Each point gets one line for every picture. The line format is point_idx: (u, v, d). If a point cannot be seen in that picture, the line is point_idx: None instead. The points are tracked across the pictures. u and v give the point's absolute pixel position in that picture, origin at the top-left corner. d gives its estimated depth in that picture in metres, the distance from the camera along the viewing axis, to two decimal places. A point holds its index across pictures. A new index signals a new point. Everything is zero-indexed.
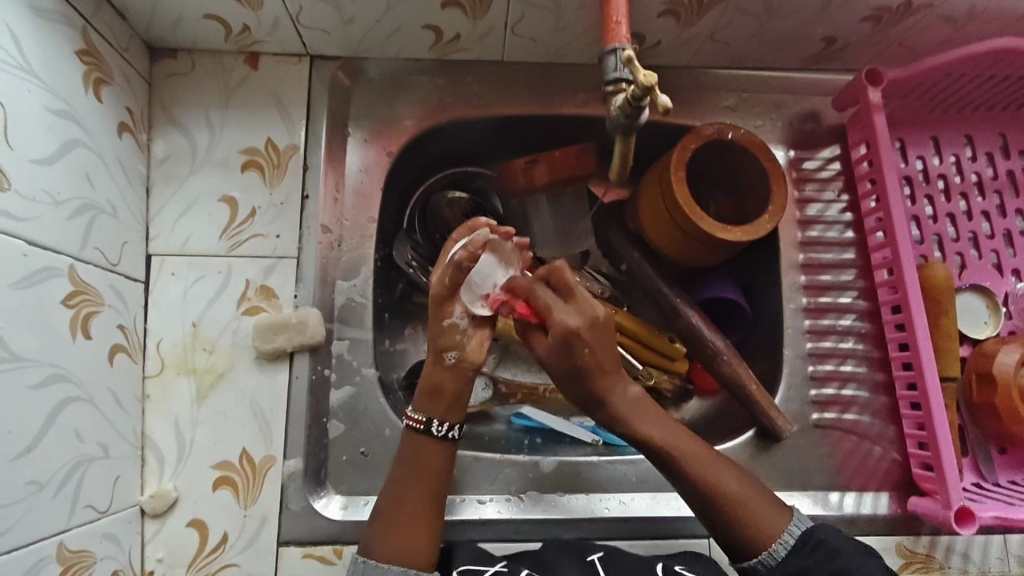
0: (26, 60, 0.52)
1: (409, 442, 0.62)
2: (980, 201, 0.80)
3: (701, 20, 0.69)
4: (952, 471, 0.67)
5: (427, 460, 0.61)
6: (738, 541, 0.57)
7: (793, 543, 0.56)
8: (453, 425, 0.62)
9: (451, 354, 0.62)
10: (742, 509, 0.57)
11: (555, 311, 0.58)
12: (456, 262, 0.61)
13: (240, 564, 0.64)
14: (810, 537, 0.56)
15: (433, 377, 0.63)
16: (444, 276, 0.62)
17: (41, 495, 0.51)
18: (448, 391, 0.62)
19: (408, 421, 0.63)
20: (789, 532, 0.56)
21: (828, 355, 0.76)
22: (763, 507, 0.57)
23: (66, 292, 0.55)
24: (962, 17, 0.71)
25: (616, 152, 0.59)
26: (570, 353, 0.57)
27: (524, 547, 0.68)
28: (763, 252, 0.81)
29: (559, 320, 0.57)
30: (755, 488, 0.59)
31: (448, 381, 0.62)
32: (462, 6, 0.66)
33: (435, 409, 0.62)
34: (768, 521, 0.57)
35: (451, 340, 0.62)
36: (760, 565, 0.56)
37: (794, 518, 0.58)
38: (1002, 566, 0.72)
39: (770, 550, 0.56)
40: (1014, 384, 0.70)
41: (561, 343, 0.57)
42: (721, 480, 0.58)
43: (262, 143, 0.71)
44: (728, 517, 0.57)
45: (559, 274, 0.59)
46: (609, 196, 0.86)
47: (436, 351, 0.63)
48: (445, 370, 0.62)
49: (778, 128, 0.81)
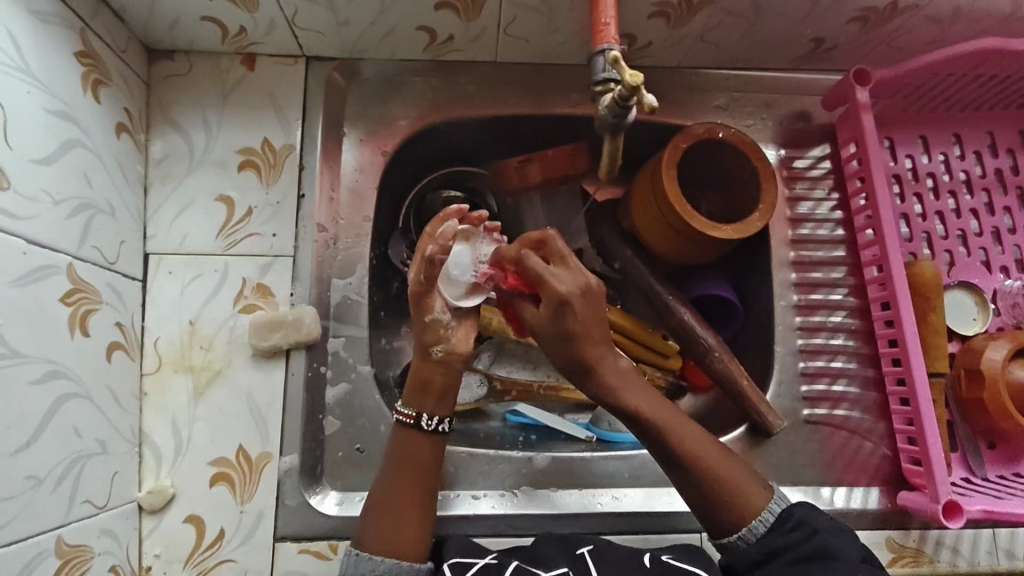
0: (24, 61, 0.53)
1: (403, 439, 0.63)
2: (969, 199, 0.81)
3: (692, 21, 0.70)
4: (939, 466, 0.68)
5: (418, 456, 0.62)
6: (718, 518, 0.58)
7: (772, 521, 0.57)
8: (441, 418, 0.63)
9: (436, 348, 0.63)
10: (724, 486, 0.58)
11: (549, 276, 0.55)
12: (428, 257, 0.60)
13: (237, 560, 0.64)
14: (790, 515, 0.57)
15: (422, 373, 0.63)
16: (420, 272, 0.61)
17: (40, 490, 0.52)
18: (437, 384, 0.63)
19: (398, 416, 0.64)
20: (770, 511, 0.58)
21: (819, 351, 0.77)
22: (746, 484, 0.59)
23: (64, 290, 0.56)
24: (948, 18, 0.72)
25: (606, 151, 0.62)
26: (563, 319, 0.56)
27: (517, 542, 0.69)
28: (754, 250, 0.82)
29: (551, 283, 0.55)
30: (739, 465, 0.60)
31: (438, 376, 0.63)
32: (455, 8, 0.67)
33: (424, 403, 0.63)
34: (751, 497, 0.58)
35: (436, 335, 0.62)
36: (740, 542, 0.57)
37: (775, 498, 0.59)
38: (991, 560, 0.73)
39: (750, 526, 0.57)
40: (1001, 379, 0.70)
41: (555, 306, 0.55)
42: (707, 457, 0.59)
43: (259, 143, 0.72)
44: (710, 494, 0.58)
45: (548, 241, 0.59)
46: (602, 195, 0.84)
47: (422, 346, 0.63)
48: (434, 365, 0.63)
49: (768, 128, 0.82)
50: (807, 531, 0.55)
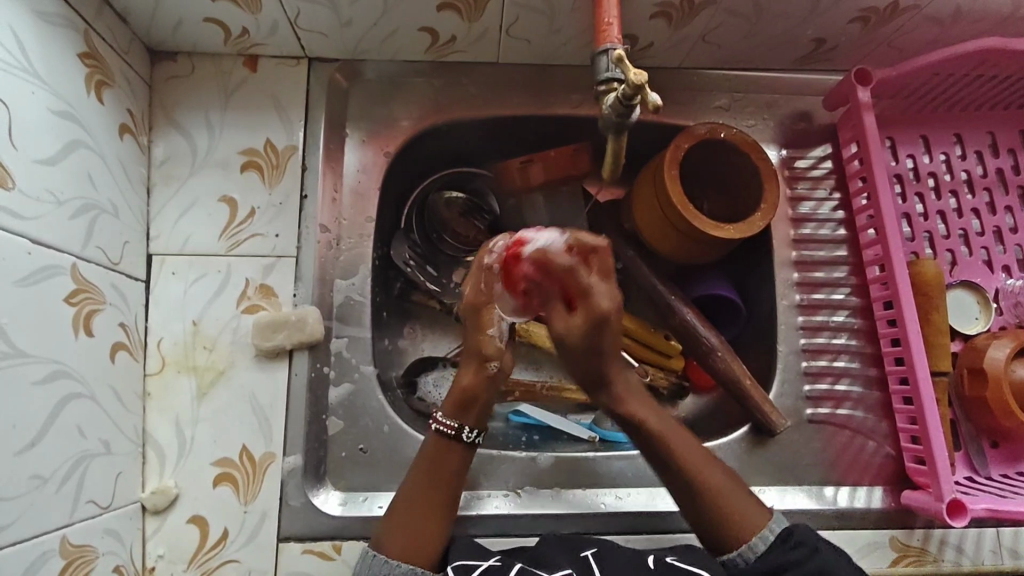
0: (29, 61, 0.53)
1: (429, 443, 0.63)
2: (970, 198, 0.81)
3: (693, 22, 0.70)
4: (944, 465, 0.67)
5: (450, 460, 0.62)
6: (717, 537, 0.59)
7: (773, 540, 0.58)
8: (481, 431, 0.64)
9: (492, 364, 0.65)
10: (727, 508, 0.59)
11: (592, 292, 0.57)
12: (487, 266, 0.64)
13: (241, 560, 0.64)
14: (790, 535, 0.58)
15: (468, 389, 0.64)
16: (477, 284, 0.65)
17: (45, 489, 0.52)
18: (476, 396, 0.64)
19: (437, 425, 0.63)
20: (771, 529, 0.58)
21: (821, 350, 0.77)
22: (740, 504, 0.59)
23: (68, 290, 0.56)
24: (949, 18, 0.72)
25: (609, 150, 0.62)
26: (599, 332, 0.58)
27: (521, 543, 0.68)
28: (755, 251, 0.82)
29: (594, 301, 0.57)
30: (739, 487, 0.61)
31: (483, 392, 0.64)
32: (457, 9, 0.67)
33: (468, 416, 0.63)
34: (748, 515, 0.59)
35: (493, 349, 0.65)
36: (741, 559, 0.58)
37: (776, 518, 0.59)
38: (995, 558, 0.73)
39: (750, 544, 0.58)
40: (1005, 378, 0.70)
41: (596, 323, 0.57)
42: (726, 489, 0.60)
43: (261, 144, 0.72)
44: (703, 511, 0.60)
45: (602, 253, 0.58)
46: (603, 195, 0.88)
47: (477, 360, 0.65)
48: (483, 379, 0.64)
49: (769, 128, 0.82)
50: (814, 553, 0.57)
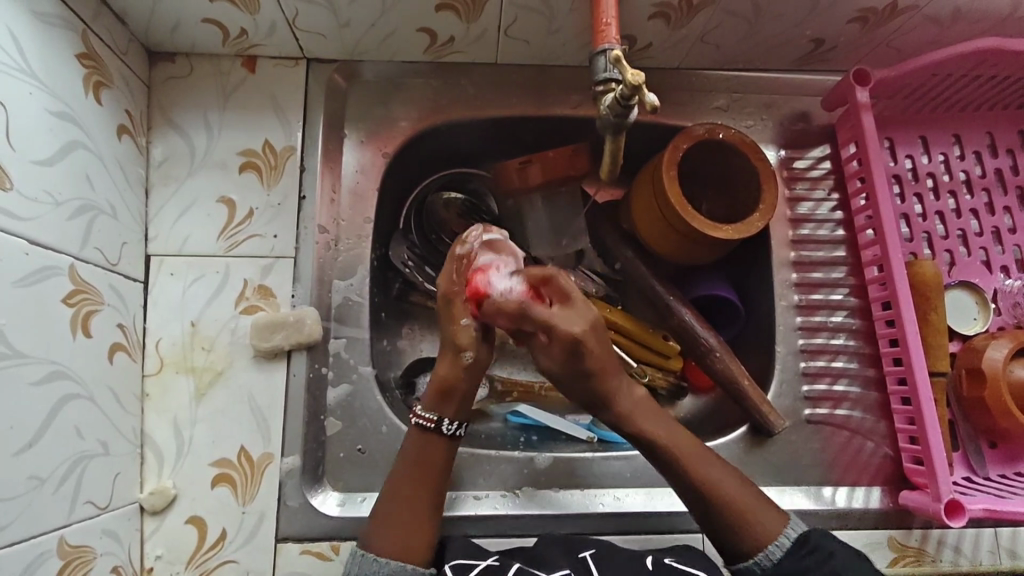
0: (26, 62, 0.53)
1: (420, 444, 0.63)
2: (968, 199, 0.81)
3: (691, 22, 0.70)
4: (941, 465, 0.67)
5: (433, 456, 0.62)
6: (733, 545, 0.60)
7: (789, 546, 0.58)
8: (462, 424, 0.63)
9: (467, 354, 0.63)
10: (743, 516, 0.59)
11: (555, 324, 0.56)
12: (461, 257, 0.63)
13: (238, 561, 0.64)
14: (806, 540, 0.58)
15: (446, 379, 0.63)
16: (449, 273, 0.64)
17: (43, 489, 0.52)
18: (456, 388, 0.63)
19: (415, 419, 0.63)
20: (785, 535, 0.59)
21: (820, 351, 0.77)
22: (756, 510, 0.60)
23: (67, 291, 0.56)
24: (947, 18, 0.72)
25: (607, 151, 0.62)
26: (577, 357, 0.58)
27: (518, 543, 0.69)
28: (754, 251, 0.82)
29: (562, 330, 0.56)
30: (753, 493, 0.61)
31: (461, 382, 0.63)
32: (456, 10, 0.67)
33: (447, 408, 0.63)
34: (762, 523, 0.59)
35: (466, 339, 0.62)
36: (755, 566, 0.58)
37: (790, 523, 0.60)
38: (993, 558, 0.73)
39: (766, 551, 0.58)
40: (1003, 378, 0.70)
41: (569, 350, 0.57)
42: (743, 499, 0.60)
43: (259, 144, 0.72)
44: (719, 520, 0.60)
45: (558, 279, 0.58)
46: (603, 195, 0.88)
47: (453, 351, 0.63)
48: (460, 369, 0.63)
49: (768, 129, 0.82)
50: (813, 555, 0.57)
